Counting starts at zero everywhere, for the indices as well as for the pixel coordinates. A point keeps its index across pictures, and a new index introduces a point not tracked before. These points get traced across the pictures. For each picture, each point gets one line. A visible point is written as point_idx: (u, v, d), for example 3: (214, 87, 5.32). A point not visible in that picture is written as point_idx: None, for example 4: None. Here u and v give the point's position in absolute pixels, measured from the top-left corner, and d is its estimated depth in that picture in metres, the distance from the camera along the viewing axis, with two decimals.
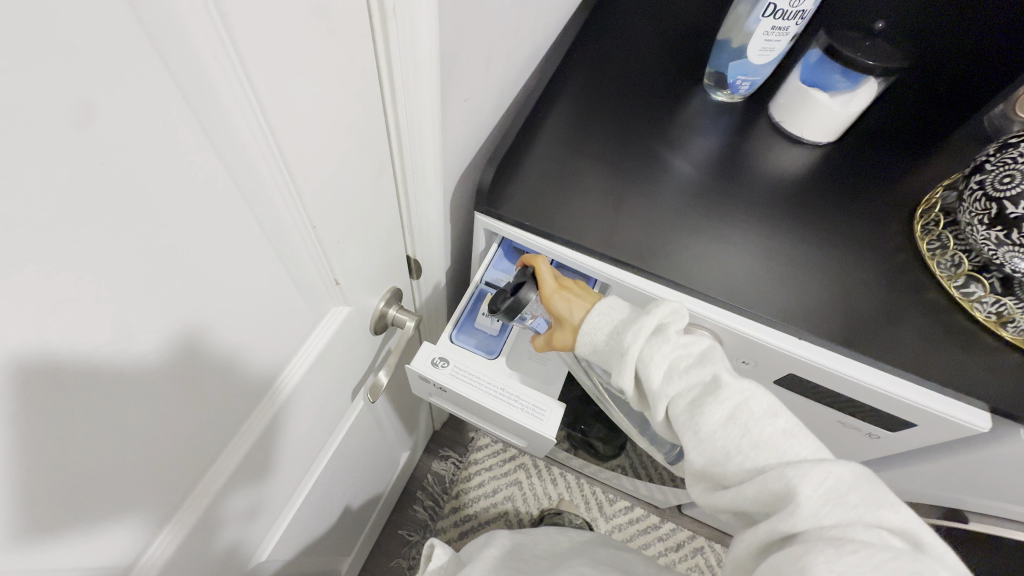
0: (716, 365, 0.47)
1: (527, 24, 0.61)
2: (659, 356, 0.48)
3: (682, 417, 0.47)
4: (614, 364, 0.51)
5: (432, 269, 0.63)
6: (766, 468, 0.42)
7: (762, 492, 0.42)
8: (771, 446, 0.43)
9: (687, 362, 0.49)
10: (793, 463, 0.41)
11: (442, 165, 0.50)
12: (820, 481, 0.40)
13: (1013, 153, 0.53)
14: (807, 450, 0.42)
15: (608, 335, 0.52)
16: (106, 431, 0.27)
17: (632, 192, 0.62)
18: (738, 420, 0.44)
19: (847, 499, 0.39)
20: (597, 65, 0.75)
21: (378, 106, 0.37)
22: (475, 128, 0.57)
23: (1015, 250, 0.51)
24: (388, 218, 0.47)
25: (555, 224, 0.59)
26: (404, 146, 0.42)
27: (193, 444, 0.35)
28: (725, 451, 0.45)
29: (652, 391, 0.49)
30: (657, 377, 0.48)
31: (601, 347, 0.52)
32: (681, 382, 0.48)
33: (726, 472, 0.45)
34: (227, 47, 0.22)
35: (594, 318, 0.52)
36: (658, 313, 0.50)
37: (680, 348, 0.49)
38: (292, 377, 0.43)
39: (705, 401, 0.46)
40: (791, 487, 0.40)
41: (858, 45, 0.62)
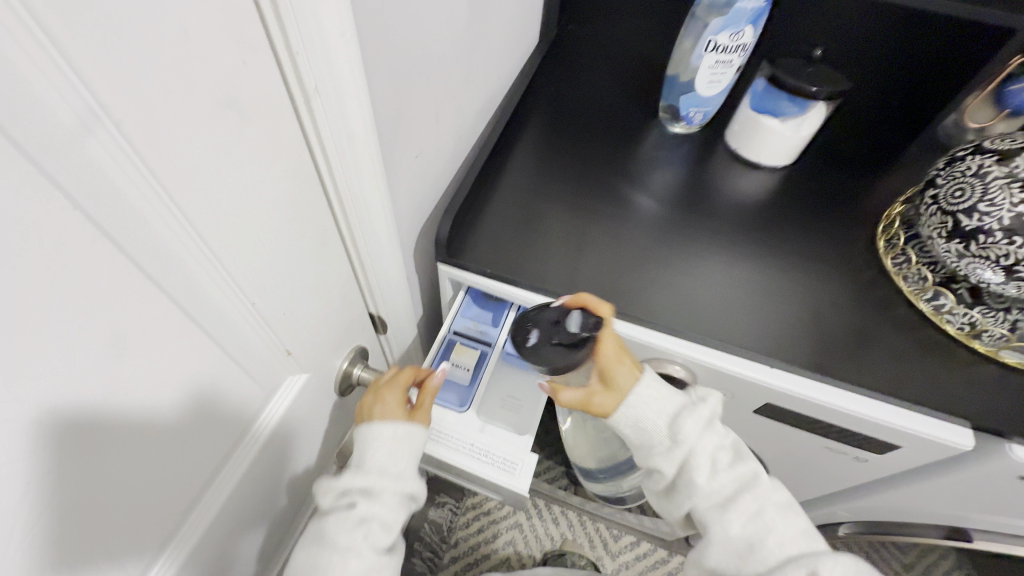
0: (749, 469, 0.46)
1: (477, 76, 0.62)
2: (704, 457, 0.45)
3: (709, 513, 0.45)
4: (658, 453, 0.47)
5: (402, 323, 0.62)
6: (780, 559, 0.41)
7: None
8: (791, 541, 0.42)
9: (727, 463, 0.46)
10: (811, 554, 0.41)
11: (396, 222, 0.50)
12: (837, 571, 0.39)
13: (963, 167, 0.55)
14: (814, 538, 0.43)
15: (665, 422, 0.46)
16: (91, 487, 0.28)
17: (594, 232, 0.62)
18: (763, 521, 0.43)
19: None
20: (554, 107, 0.77)
21: (313, 178, 0.37)
22: (430, 181, 0.58)
23: (977, 260, 0.53)
24: (341, 280, 0.46)
25: (517, 271, 0.58)
26: (349, 212, 0.42)
27: (126, 540, 0.33)
28: (749, 545, 0.43)
29: (694, 485, 0.45)
30: (702, 473, 0.45)
31: (645, 426, 0.47)
32: (713, 480, 0.45)
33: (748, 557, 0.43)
34: (126, 150, 0.23)
35: (639, 406, 0.47)
36: (709, 400, 0.48)
37: (716, 442, 0.46)
38: (273, 417, 0.45)
39: (734, 499, 0.44)
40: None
41: (801, 72, 0.63)
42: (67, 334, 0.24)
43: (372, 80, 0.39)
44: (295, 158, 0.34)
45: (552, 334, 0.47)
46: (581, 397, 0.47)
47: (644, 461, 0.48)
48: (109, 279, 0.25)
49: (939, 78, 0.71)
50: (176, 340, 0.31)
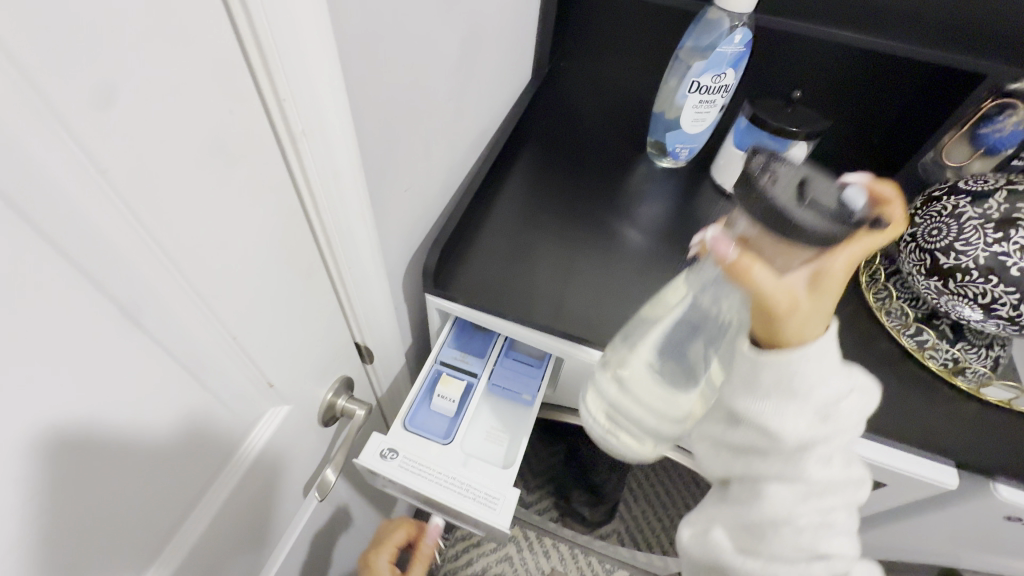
0: (840, 479, 0.35)
1: (468, 112, 0.64)
2: (818, 484, 0.34)
3: (776, 513, 0.34)
4: (794, 424, 0.33)
5: (389, 353, 0.62)
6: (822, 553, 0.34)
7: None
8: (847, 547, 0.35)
9: (828, 473, 0.34)
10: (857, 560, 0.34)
11: (383, 252, 0.51)
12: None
13: (939, 207, 0.57)
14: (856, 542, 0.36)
15: (822, 390, 0.33)
16: (85, 499, 0.30)
17: (581, 263, 0.63)
18: (831, 536, 0.35)
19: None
20: (545, 141, 0.79)
21: (300, 214, 0.38)
22: (420, 213, 0.59)
23: (957, 298, 0.55)
24: (327, 310, 0.47)
25: (504, 302, 0.58)
26: (336, 246, 0.43)
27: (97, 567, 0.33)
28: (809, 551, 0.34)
29: (804, 477, 0.34)
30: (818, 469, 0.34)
31: (796, 386, 0.33)
32: (813, 483, 0.34)
33: (782, 550, 0.34)
34: (109, 194, 0.24)
35: (805, 370, 0.33)
36: (853, 394, 0.35)
37: (835, 440, 0.34)
38: (254, 448, 0.44)
39: (808, 509, 0.34)
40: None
41: (781, 113, 0.65)
42: (40, 371, 0.24)
43: (360, 119, 0.40)
44: (283, 195, 0.35)
45: (811, 196, 0.31)
46: (778, 304, 0.31)
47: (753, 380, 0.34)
48: (87, 318, 0.25)
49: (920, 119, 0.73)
50: (155, 375, 0.31)
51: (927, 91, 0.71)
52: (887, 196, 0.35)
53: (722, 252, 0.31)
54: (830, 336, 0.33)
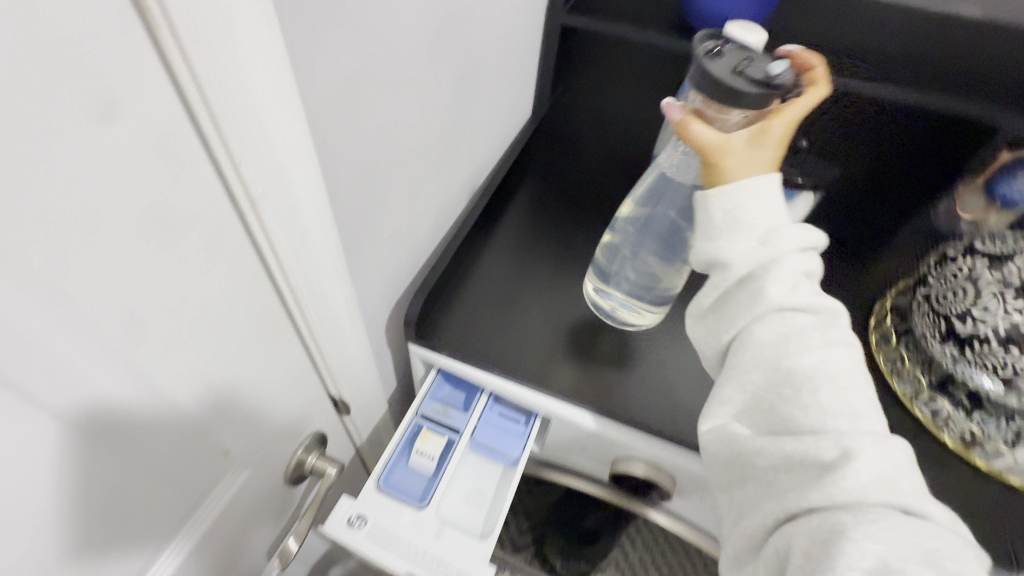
0: (838, 350, 0.40)
1: (462, 151, 0.62)
2: (787, 268, 0.40)
3: (781, 387, 0.39)
4: (738, 252, 0.41)
5: (370, 401, 0.59)
6: (833, 428, 0.37)
7: (823, 523, 0.33)
8: (841, 417, 0.37)
9: (806, 294, 0.41)
10: (857, 434, 0.36)
11: (359, 302, 0.48)
12: (875, 462, 0.35)
13: (954, 268, 0.53)
14: (877, 425, 0.38)
15: (766, 224, 0.41)
16: (125, 466, 0.33)
17: (573, 316, 0.60)
18: (837, 410, 0.37)
19: (943, 564, 0.31)
20: (545, 179, 0.77)
21: (262, 276, 0.36)
22: (406, 257, 0.56)
23: (975, 367, 0.51)
24: (295, 366, 0.44)
25: (489, 359, 0.55)
26: (305, 305, 0.40)
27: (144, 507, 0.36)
28: (788, 411, 0.38)
29: (763, 303, 0.40)
30: (777, 291, 0.40)
31: (741, 216, 0.41)
32: (805, 355, 0.39)
33: (793, 421, 0.38)
34: (16, 281, 0.23)
35: (749, 205, 0.41)
36: (817, 236, 0.42)
37: (817, 304, 0.41)
38: (222, 498, 0.44)
39: (812, 386, 0.38)
40: (886, 568, 0.30)
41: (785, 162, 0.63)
42: None
43: (328, 173, 0.38)
44: (240, 259, 0.33)
45: (738, 68, 0.40)
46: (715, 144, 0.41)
47: (704, 244, 0.43)
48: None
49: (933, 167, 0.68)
50: (81, 453, 0.29)
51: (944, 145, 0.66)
52: (813, 65, 0.44)
53: (671, 116, 0.43)
54: (772, 180, 0.41)
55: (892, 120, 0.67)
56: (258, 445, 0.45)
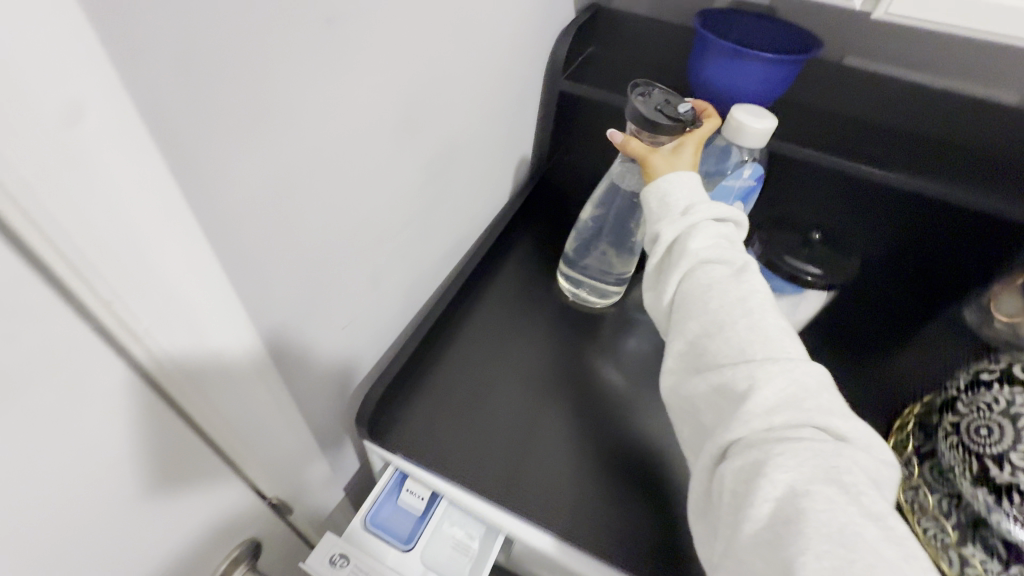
0: (760, 288, 0.43)
1: (445, 221, 0.57)
2: (707, 233, 0.44)
3: (705, 328, 0.42)
4: (662, 221, 0.46)
5: (320, 491, 0.54)
6: (752, 358, 0.39)
7: (745, 463, 0.35)
8: (764, 350, 0.39)
9: (725, 249, 0.44)
10: (771, 361, 0.38)
11: (301, 404, 0.44)
12: (782, 386, 0.37)
13: (987, 398, 0.46)
14: (794, 352, 0.40)
15: (685, 198, 0.46)
16: (158, 462, 0.34)
17: (547, 415, 0.54)
18: (754, 338, 0.40)
19: (841, 478, 0.33)
20: (537, 248, 0.71)
21: (160, 399, 0.31)
22: (369, 341, 0.51)
23: (1014, 521, 0.43)
24: (222, 478, 0.40)
25: (447, 463, 0.50)
26: (220, 422, 0.36)
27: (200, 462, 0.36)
28: (707, 344, 0.41)
29: (683, 255, 0.44)
30: (694, 242, 0.44)
31: (670, 202, 0.46)
32: (727, 297, 0.42)
33: (715, 356, 0.41)
34: None
35: (674, 188, 0.47)
36: (735, 214, 0.46)
37: (733, 256, 0.44)
38: None
39: (732, 321, 0.41)
40: (793, 493, 0.33)
41: (796, 254, 0.56)
42: None
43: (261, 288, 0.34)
44: (130, 390, 0.29)
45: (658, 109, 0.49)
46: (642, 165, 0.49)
47: (647, 229, 0.48)
48: None
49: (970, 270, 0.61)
50: None
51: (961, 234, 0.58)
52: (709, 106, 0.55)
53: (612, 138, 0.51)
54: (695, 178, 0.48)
55: (938, 217, 0.59)
56: (197, 548, 0.42)
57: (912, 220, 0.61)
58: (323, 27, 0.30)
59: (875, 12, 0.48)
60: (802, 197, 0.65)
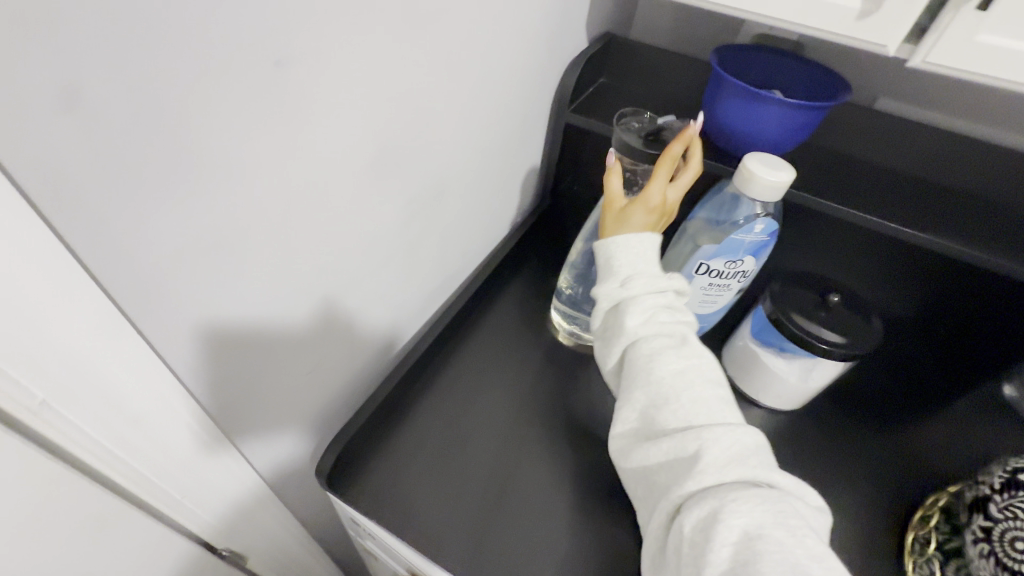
0: (703, 354, 0.40)
1: (444, 255, 0.54)
2: (650, 303, 0.40)
3: (650, 396, 0.38)
4: (603, 291, 0.41)
5: (285, 539, 0.51)
6: (696, 426, 0.35)
7: (700, 511, 0.31)
8: (705, 410, 0.36)
9: (669, 317, 0.40)
10: (712, 427, 0.35)
11: (264, 450, 0.41)
12: (727, 445, 0.34)
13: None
14: (733, 417, 0.37)
15: (630, 262, 0.41)
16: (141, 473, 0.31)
17: (523, 470, 0.50)
18: (698, 407, 0.36)
19: (791, 522, 0.30)
20: (533, 286, 0.67)
21: (90, 463, 0.29)
22: (346, 384, 0.48)
23: None
24: (160, 540, 0.37)
25: (412, 521, 0.46)
26: (155, 480, 0.33)
27: (226, 411, 0.35)
28: (652, 422, 0.38)
29: (624, 331, 0.40)
30: (636, 317, 0.40)
31: (613, 267, 0.41)
32: (670, 369, 0.38)
33: (661, 424, 0.37)
34: None
35: (620, 253, 0.42)
36: (677, 282, 0.42)
37: (675, 326, 0.41)
38: None
39: (676, 394, 0.37)
40: (749, 538, 0.29)
41: (812, 316, 0.51)
42: None
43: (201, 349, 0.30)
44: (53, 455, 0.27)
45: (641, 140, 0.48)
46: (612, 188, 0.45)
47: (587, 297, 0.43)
48: None
49: (997, 334, 0.55)
50: None
51: (990, 298, 0.53)
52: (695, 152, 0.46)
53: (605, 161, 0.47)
54: (643, 241, 0.42)
55: (948, 271, 0.55)
56: None
57: (925, 276, 0.57)
58: (284, 70, 0.27)
59: (912, 59, 0.43)
60: (817, 249, 0.61)
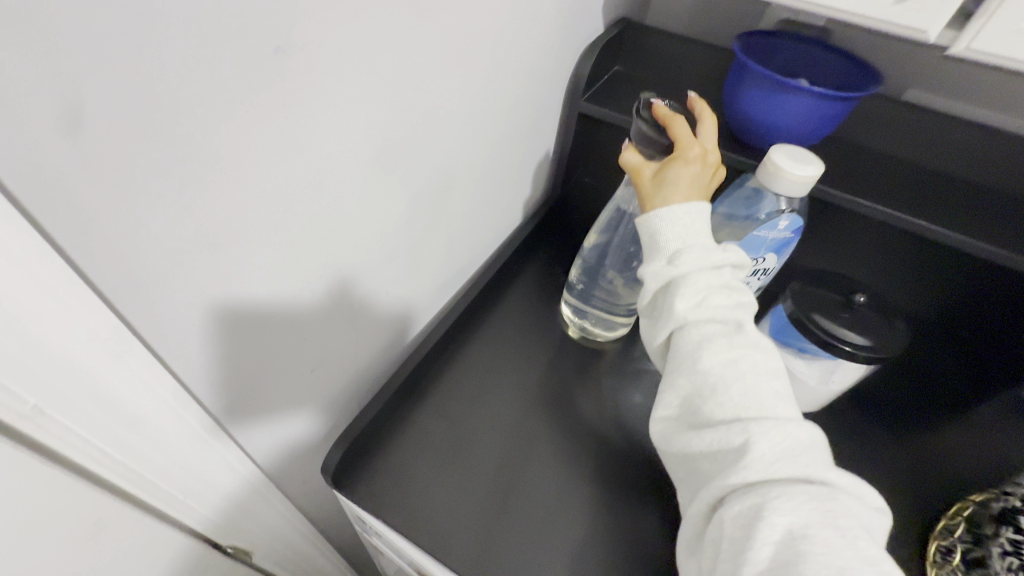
0: (758, 342, 0.36)
1: (452, 249, 0.52)
2: (703, 282, 0.37)
3: (696, 385, 0.35)
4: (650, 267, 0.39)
5: (290, 535, 0.50)
6: (745, 418, 0.33)
7: (743, 505, 0.30)
8: (757, 403, 0.33)
9: (725, 299, 0.37)
10: (765, 420, 0.32)
11: (268, 441, 0.40)
12: (777, 440, 0.31)
13: None
14: (789, 412, 0.34)
15: (679, 237, 0.39)
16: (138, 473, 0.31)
17: (533, 470, 0.48)
18: (749, 398, 0.33)
19: (840, 523, 0.28)
20: (543, 281, 0.66)
21: (86, 466, 0.28)
22: (351, 381, 0.47)
23: None
24: (163, 539, 0.36)
25: (418, 521, 0.45)
26: (155, 480, 0.32)
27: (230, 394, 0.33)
28: (698, 411, 0.35)
29: (672, 311, 0.37)
30: (687, 298, 0.37)
31: (660, 242, 0.39)
32: (720, 356, 0.35)
33: (707, 414, 0.34)
34: None
35: (664, 224, 0.39)
36: (734, 258, 0.39)
37: (729, 309, 0.37)
38: None
39: (725, 383, 0.34)
40: (792, 537, 0.28)
41: (834, 316, 0.49)
42: None
43: (203, 344, 0.29)
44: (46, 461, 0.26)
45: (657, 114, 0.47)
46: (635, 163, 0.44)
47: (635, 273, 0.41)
48: None
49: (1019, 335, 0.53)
50: None
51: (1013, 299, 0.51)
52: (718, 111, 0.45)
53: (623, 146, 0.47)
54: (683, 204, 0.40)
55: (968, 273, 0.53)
56: None
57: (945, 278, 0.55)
58: (284, 57, 0.25)
59: (954, 45, 0.41)
60: (843, 247, 0.59)
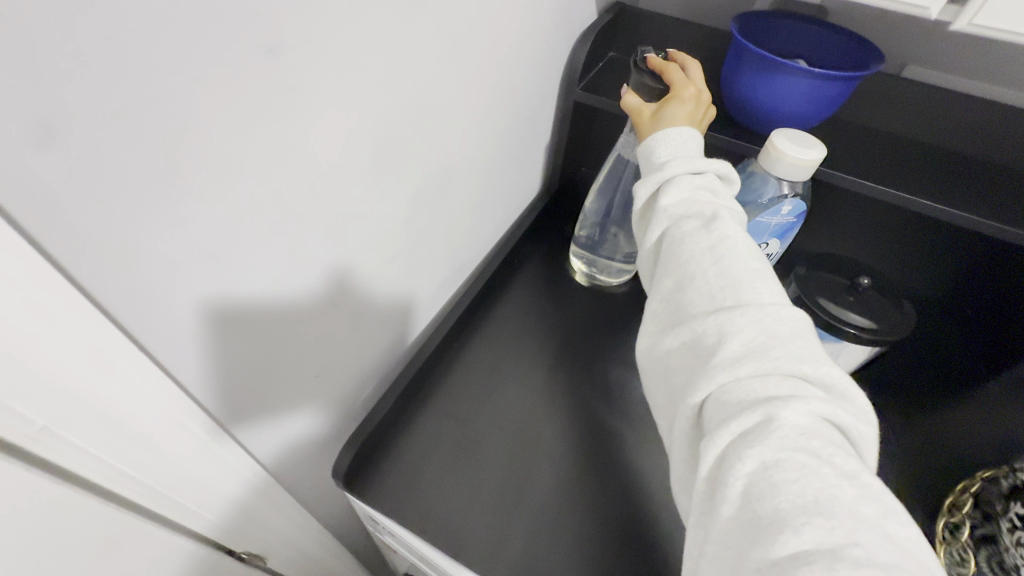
0: (737, 234, 0.35)
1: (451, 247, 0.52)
2: (686, 183, 0.37)
3: (676, 279, 0.35)
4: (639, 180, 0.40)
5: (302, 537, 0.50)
6: (723, 308, 0.32)
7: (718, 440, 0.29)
8: (731, 294, 0.32)
9: (708, 197, 0.37)
10: (738, 310, 0.31)
11: (272, 445, 0.39)
12: (749, 334, 0.31)
13: None
14: (769, 294, 0.32)
15: (666, 147, 0.39)
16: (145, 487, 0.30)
17: (540, 463, 0.49)
18: (728, 285, 0.33)
19: (813, 443, 0.27)
20: (545, 273, 0.65)
21: (94, 482, 0.28)
22: (356, 382, 0.47)
23: None
24: (176, 547, 0.36)
25: (428, 516, 0.45)
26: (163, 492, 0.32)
27: (242, 382, 0.33)
28: (679, 307, 0.34)
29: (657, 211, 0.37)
30: (671, 197, 0.37)
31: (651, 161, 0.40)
32: (698, 245, 0.34)
33: (688, 307, 0.34)
34: None
35: (656, 146, 0.40)
36: (721, 166, 0.38)
37: (711, 206, 0.36)
38: None
39: (702, 272, 0.34)
40: (765, 468, 0.27)
41: (838, 300, 0.49)
42: None
43: (206, 348, 0.29)
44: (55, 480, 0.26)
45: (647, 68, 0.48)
46: (636, 105, 0.44)
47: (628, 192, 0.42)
48: None
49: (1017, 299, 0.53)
50: None
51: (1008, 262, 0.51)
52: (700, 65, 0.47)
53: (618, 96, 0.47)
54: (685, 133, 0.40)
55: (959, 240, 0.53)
56: None
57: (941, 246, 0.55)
58: (276, 58, 0.24)
59: (956, 23, 0.40)
60: (846, 232, 0.59)
